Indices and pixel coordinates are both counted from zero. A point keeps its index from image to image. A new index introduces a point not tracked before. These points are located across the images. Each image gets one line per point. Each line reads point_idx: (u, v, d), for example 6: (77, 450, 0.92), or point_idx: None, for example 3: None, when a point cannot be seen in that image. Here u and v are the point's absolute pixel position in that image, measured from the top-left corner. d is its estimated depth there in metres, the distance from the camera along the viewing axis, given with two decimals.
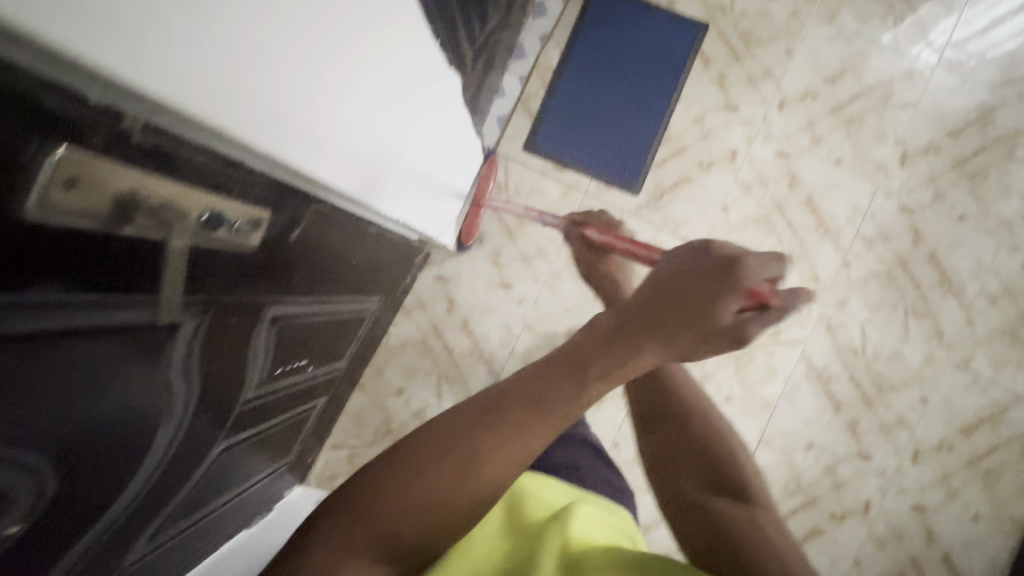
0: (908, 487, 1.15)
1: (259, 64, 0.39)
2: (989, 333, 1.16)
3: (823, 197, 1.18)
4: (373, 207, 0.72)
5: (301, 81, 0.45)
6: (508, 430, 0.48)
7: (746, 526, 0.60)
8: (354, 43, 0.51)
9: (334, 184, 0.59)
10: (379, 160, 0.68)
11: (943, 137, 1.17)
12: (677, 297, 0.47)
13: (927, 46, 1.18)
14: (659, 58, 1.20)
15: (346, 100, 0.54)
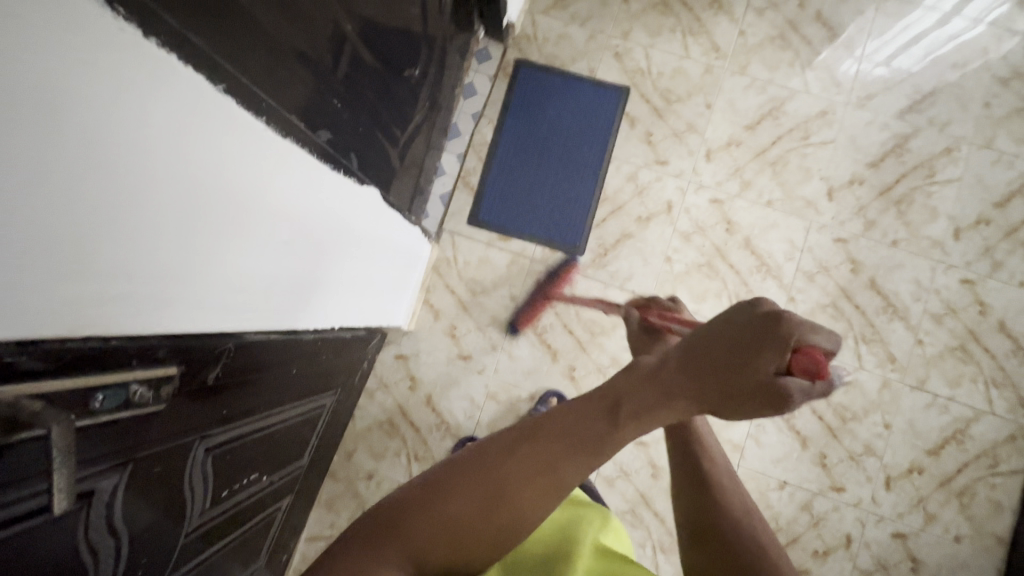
0: (886, 515, 1.15)
1: (164, 241, 0.43)
2: (939, 352, 1.18)
3: (760, 238, 1.21)
4: (292, 321, 0.74)
5: (218, 242, 0.49)
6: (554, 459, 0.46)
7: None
8: (278, 195, 0.55)
9: (235, 317, 0.60)
10: (300, 279, 0.69)
11: (865, 168, 1.22)
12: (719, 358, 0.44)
13: (854, 59, 1.25)
14: (587, 123, 1.26)
15: (271, 240, 0.58)
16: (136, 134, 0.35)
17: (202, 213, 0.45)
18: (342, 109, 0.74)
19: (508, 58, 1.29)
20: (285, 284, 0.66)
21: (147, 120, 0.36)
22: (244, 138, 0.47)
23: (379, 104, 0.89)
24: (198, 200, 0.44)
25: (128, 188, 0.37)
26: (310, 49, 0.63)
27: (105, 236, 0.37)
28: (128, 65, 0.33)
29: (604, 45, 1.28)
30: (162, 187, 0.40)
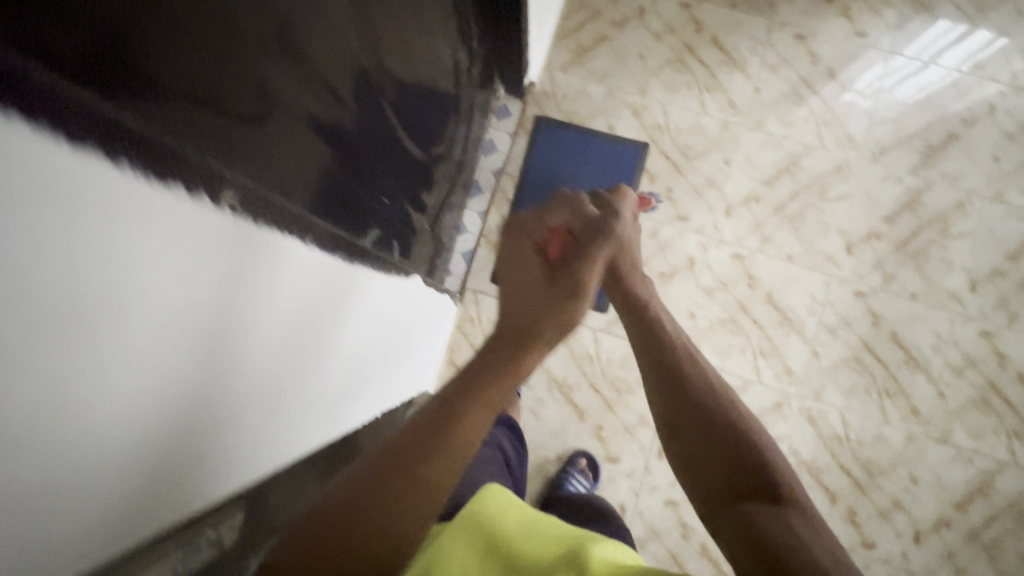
0: (916, 570, 1.14)
1: (223, 388, 0.38)
2: (961, 404, 1.19)
3: (782, 293, 1.22)
4: (348, 420, 0.69)
5: (270, 373, 0.45)
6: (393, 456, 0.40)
7: (790, 538, 0.43)
8: (320, 313, 0.51)
9: (298, 439, 0.55)
10: (348, 372, 0.64)
11: (881, 222, 1.24)
12: (517, 277, 0.55)
13: (856, 92, 1.28)
14: (608, 178, 1.26)
15: (317, 357, 0.53)
16: (185, 309, 0.30)
17: (252, 352, 0.40)
18: (384, 204, 0.74)
19: (527, 115, 1.30)
20: (336, 395, 0.63)
21: (195, 289, 0.31)
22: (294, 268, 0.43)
23: (413, 181, 0.89)
24: (245, 349, 0.39)
25: (175, 367, 0.32)
26: (366, 161, 0.63)
27: (152, 423, 0.32)
28: (185, 239, 0.28)
29: (622, 102, 1.30)
30: (208, 351, 0.34)
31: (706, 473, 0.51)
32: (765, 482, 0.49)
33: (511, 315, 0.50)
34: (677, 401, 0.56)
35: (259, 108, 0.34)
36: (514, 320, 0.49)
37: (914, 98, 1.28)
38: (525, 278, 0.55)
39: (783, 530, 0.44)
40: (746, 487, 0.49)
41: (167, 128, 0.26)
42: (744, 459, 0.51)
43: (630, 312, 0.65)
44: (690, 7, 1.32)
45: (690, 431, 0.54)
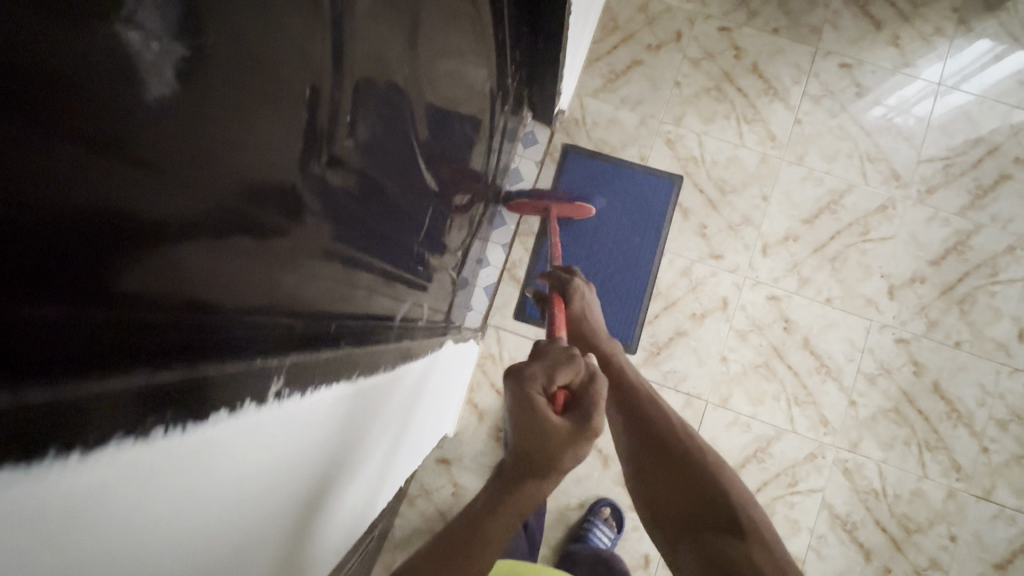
0: None
1: (267, 556, 0.33)
2: (1005, 460, 1.14)
3: (819, 337, 1.17)
4: (378, 502, 0.64)
5: (317, 511, 0.39)
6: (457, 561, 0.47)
7: (736, 552, 0.59)
8: (362, 433, 0.44)
9: (334, 551, 0.50)
10: (387, 463, 0.59)
11: (926, 266, 1.18)
12: (518, 419, 0.55)
13: (882, 107, 1.23)
14: (638, 214, 1.21)
15: (357, 477, 0.47)
16: (205, 540, 0.24)
17: (297, 502, 0.35)
18: (414, 270, 0.67)
19: (556, 143, 1.24)
20: (372, 493, 0.57)
21: (212, 507, 0.25)
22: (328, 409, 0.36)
23: (438, 234, 0.82)
24: (282, 520, 0.33)
25: None
26: (401, 240, 0.57)
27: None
28: (188, 471, 0.22)
29: (656, 131, 1.24)
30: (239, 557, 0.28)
31: (672, 508, 0.67)
32: (718, 507, 0.65)
33: (516, 460, 0.53)
34: (650, 447, 0.74)
35: (264, 253, 0.27)
36: (523, 451, 0.53)
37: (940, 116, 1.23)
38: (529, 412, 0.55)
39: (732, 549, 0.59)
40: (704, 513, 0.65)
41: (122, 356, 0.19)
42: (704, 489, 0.67)
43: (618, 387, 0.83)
44: (730, 31, 1.25)
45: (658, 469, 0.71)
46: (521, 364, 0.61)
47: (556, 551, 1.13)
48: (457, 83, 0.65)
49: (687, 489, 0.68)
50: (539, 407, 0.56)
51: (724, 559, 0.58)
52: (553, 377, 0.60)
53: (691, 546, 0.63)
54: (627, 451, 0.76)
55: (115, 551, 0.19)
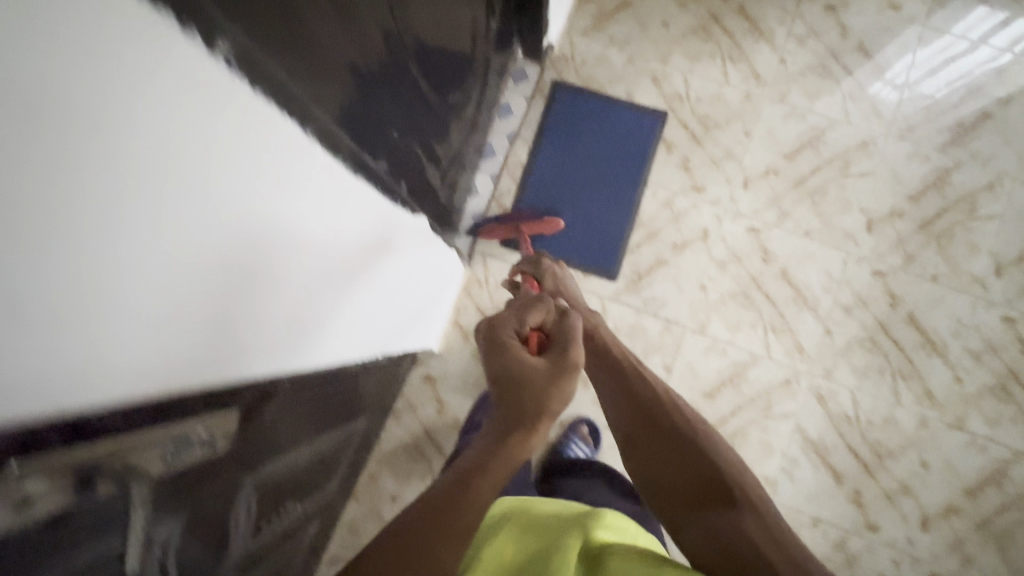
0: (921, 556, 1.12)
1: (204, 274, 0.38)
2: (978, 390, 1.16)
3: (797, 268, 1.20)
4: (334, 355, 0.70)
5: (256, 280, 0.45)
6: (455, 511, 0.50)
7: (731, 519, 0.62)
8: (310, 240, 0.51)
9: (275, 356, 0.55)
10: (339, 306, 0.64)
11: (905, 201, 1.20)
12: (500, 372, 0.60)
13: (886, 84, 1.24)
14: (624, 147, 1.25)
15: (315, 273, 0.55)
16: (158, 182, 0.30)
17: (239, 249, 0.41)
18: (399, 139, 0.70)
19: (545, 80, 1.29)
20: (344, 311, 0.66)
21: (172, 161, 0.30)
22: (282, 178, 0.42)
23: (424, 127, 0.84)
24: (259, 236, 0.43)
25: (134, 232, 0.30)
26: (378, 95, 0.62)
27: (135, 294, 0.33)
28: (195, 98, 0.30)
29: (643, 69, 1.27)
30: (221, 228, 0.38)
31: (671, 482, 0.70)
32: (711, 476, 0.68)
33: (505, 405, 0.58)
34: (646, 429, 0.75)
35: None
36: (513, 402, 0.58)
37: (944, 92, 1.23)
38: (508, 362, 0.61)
39: (725, 518, 0.62)
40: (698, 482, 0.68)
41: None
42: (694, 460, 0.70)
43: (611, 367, 0.84)
44: None
45: (649, 442, 0.74)
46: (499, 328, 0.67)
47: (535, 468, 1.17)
48: None
49: (683, 465, 0.70)
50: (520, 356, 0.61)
51: (723, 533, 0.60)
52: (520, 327, 0.68)
53: (691, 520, 0.66)
54: (627, 430, 0.77)
55: (103, 104, 0.25)
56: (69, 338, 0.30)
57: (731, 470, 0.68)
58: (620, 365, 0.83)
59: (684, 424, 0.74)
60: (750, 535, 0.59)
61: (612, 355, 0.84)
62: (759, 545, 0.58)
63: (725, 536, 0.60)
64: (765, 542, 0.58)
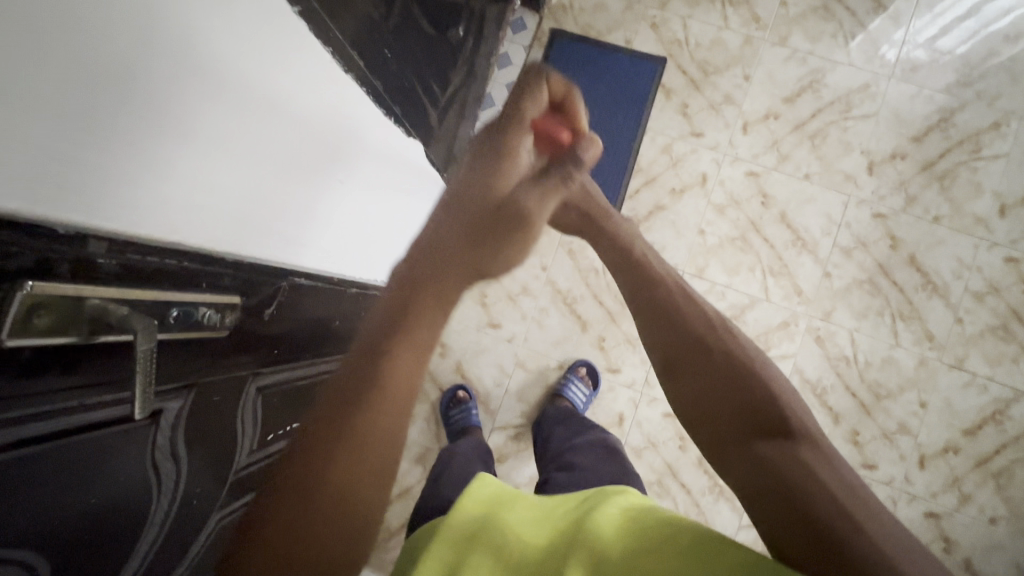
0: (918, 493, 1.14)
1: (197, 113, 0.38)
2: (979, 331, 1.16)
3: (795, 212, 1.20)
4: (327, 268, 0.73)
5: (243, 146, 0.45)
6: (381, 386, 0.39)
7: (801, 466, 0.41)
8: (297, 123, 0.51)
9: (258, 249, 0.55)
10: (323, 206, 0.63)
11: (907, 142, 1.19)
12: (464, 208, 0.60)
13: (891, 45, 1.22)
14: (622, 94, 1.25)
15: (305, 163, 0.55)
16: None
17: (230, 103, 0.41)
18: (392, 60, 0.72)
19: (544, 29, 1.29)
20: (339, 221, 0.70)
21: None
22: (265, 40, 0.43)
23: (422, 60, 0.85)
24: (264, 135, 0.47)
25: (132, 30, 0.31)
26: (368, 6, 0.63)
27: (130, 106, 0.33)
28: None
29: (642, 16, 1.27)
30: (232, 124, 0.43)
31: (714, 417, 0.47)
32: (774, 413, 0.45)
33: (452, 248, 0.53)
34: (683, 347, 0.50)
35: None
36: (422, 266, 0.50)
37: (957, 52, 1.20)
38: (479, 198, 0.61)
39: (790, 461, 0.42)
40: (757, 418, 0.45)
41: None
42: (750, 390, 0.47)
43: (633, 273, 0.60)
44: None
45: (693, 368, 0.49)
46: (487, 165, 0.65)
47: (536, 409, 1.21)
48: None
49: (732, 384, 0.47)
50: (495, 199, 0.60)
51: (797, 486, 0.40)
52: (510, 173, 0.64)
53: (734, 462, 0.44)
54: (657, 350, 0.52)
55: None
56: (70, 131, 0.29)
57: (798, 410, 0.46)
58: (649, 274, 0.58)
59: (739, 345, 0.50)
60: (830, 490, 0.40)
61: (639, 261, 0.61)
62: (850, 516, 0.38)
63: (794, 495, 0.40)
64: (853, 508, 0.39)
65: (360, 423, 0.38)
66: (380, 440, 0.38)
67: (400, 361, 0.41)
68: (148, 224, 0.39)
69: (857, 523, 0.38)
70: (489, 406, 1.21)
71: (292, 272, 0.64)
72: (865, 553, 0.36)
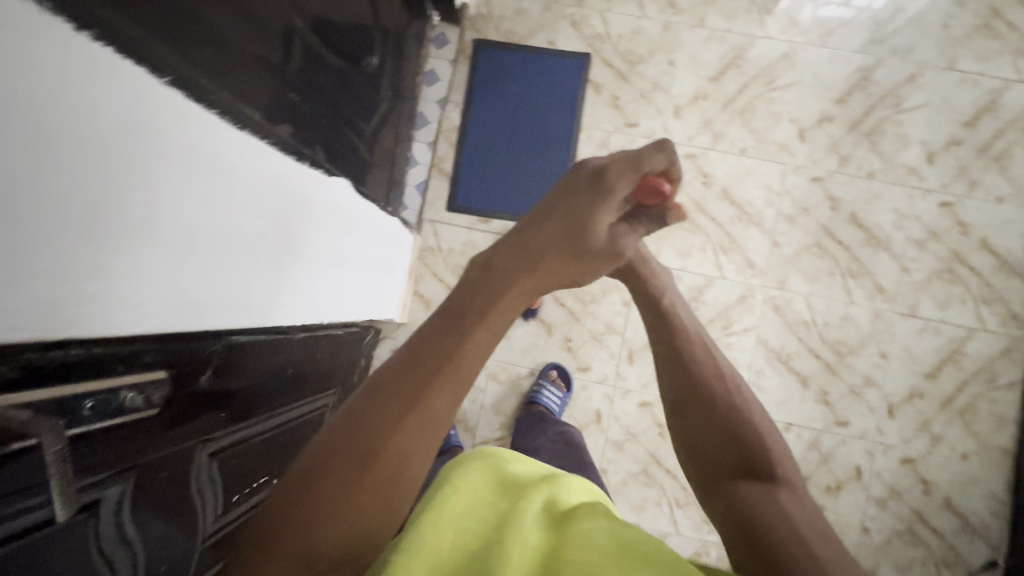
0: (892, 442, 1.17)
1: (103, 213, 0.39)
2: (926, 276, 1.20)
3: (737, 187, 1.23)
4: (273, 321, 0.72)
5: (161, 233, 0.45)
6: (426, 422, 0.39)
7: (776, 511, 0.48)
8: (223, 201, 0.53)
9: (189, 322, 0.55)
10: (267, 262, 0.64)
11: (832, 105, 1.23)
12: (555, 220, 0.48)
13: (810, 6, 1.24)
14: (553, 96, 1.26)
15: (234, 229, 0.56)
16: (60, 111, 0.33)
17: (142, 197, 0.42)
18: (302, 102, 0.72)
19: (466, 40, 1.28)
20: (285, 280, 0.71)
21: (72, 96, 0.34)
22: (185, 140, 0.45)
23: (337, 94, 0.85)
24: (189, 219, 0.48)
25: (33, 157, 0.32)
26: (263, 51, 0.62)
27: (26, 222, 0.33)
28: (71, 75, 0.33)
29: (561, 15, 1.28)
30: (142, 205, 0.42)
31: (709, 456, 0.53)
32: (764, 461, 0.51)
33: (549, 266, 0.47)
34: (689, 392, 0.56)
35: None
36: (491, 267, 0.45)
37: (869, 8, 1.23)
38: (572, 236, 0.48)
39: (770, 505, 0.48)
40: (743, 461, 0.52)
41: None
42: (749, 441, 0.53)
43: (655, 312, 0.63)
44: None
45: (701, 420, 0.54)
46: (581, 182, 0.49)
47: (513, 419, 1.21)
48: None
49: (731, 438, 0.53)
50: (599, 235, 0.49)
51: (768, 537, 0.46)
52: (620, 196, 0.49)
53: (718, 502, 0.51)
54: (667, 388, 0.57)
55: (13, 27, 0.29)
56: None
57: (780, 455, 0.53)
58: (657, 311, 0.62)
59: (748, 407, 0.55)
60: (796, 531, 0.46)
61: (655, 297, 0.64)
62: (812, 552, 0.44)
63: (764, 534, 0.46)
64: (812, 542, 0.45)
65: (422, 401, 0.39)
66: (433, 421, 0.39)
67: (449, 399, 0.40)
68: (31, 329, 0.37)
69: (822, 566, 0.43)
70: (467, 423, 1.21)
71: (228, 336, 0.63)
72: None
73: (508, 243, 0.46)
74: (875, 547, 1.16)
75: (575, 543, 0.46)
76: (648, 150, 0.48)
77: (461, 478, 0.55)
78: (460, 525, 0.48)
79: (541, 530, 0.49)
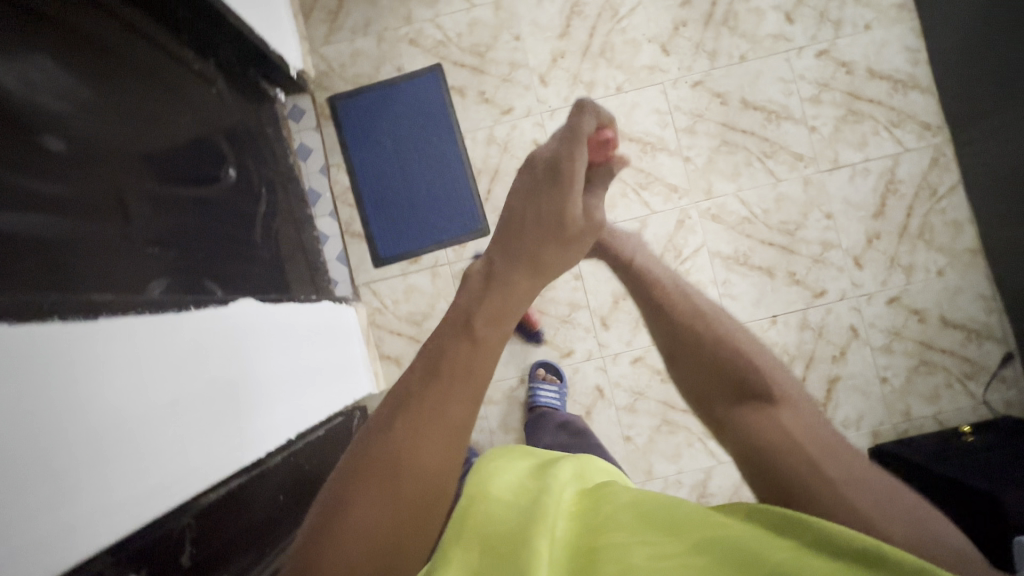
0: (871, 289, 1.19)
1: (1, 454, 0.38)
2: (834, 127, 1.21)
3: (629, 124, 1.23)
4: (243, 462, 0.70)
5: (73, 445, 0.45)
6: (440, 433, 0.42)
7: (778, 430, 0.49)
8: (122, 388, 0.52)
9: (147, 509, 0.53)
10: (211, 402, 0.65)
11: (680, 9, 1.23)
12: (533, 220, 0.52)
13: None
14: (423, 117, 1.25)
15: (145, 404, 0.54)
16: None
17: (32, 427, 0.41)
18: (166, 253, 0.71)
19: (320, 102, 1.26)
20: (236, 419, 0.70)
21: None
22: (49, 360, 0.45)
23: (206, 222, 0.83)
24: (94, 419, 0.47)
25: None
26: (98, 228, 0.61)
27: None
28: None
29: (396, 39, 1.26)
30: (37, 433, 0.42)
31: (712, 388, 0.55)
32: (761, 384, 0.53)
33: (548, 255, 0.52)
34: (677, 340, 0.58)
35: None
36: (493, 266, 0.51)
37: None
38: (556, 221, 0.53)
39: (770, 426, 0.50)
40: (742, 391, 0.53)
41: None
42: (739, 368, 0.55)
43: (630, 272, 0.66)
44: None
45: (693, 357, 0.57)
46: (543, 173, 0.54)
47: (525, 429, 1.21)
48: (104, 95, 0.69)
49: (718, 368, 0.55)
50: (575, 216, 0.53)
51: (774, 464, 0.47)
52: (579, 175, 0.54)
53: (729, 435, 0.52)
54: (661, 342, 0.60)
55: None
56: None
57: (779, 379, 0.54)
58: (653, 290, 0.63)
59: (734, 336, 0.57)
60: (802, 451, 0.47)
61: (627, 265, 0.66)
62: (819, 468, 0.46)
63: (760, 454, 0.48)
64: (821, 460, 0.46)
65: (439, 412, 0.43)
66: (455, 428, 0.43)
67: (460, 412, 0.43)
68: None
69: (836, 484, 0.44)
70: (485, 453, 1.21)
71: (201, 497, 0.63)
72: (810, 487, 0.44)
73: (502, 248, 0.52)
74: (900, 391, 1.18)
75: (602, 530, 0.44)
76: (575, 116, 0.54)
77: (478, 492, 0.52)
78: (484, 535, 0.46)
79: (571, 519, 0.47)
